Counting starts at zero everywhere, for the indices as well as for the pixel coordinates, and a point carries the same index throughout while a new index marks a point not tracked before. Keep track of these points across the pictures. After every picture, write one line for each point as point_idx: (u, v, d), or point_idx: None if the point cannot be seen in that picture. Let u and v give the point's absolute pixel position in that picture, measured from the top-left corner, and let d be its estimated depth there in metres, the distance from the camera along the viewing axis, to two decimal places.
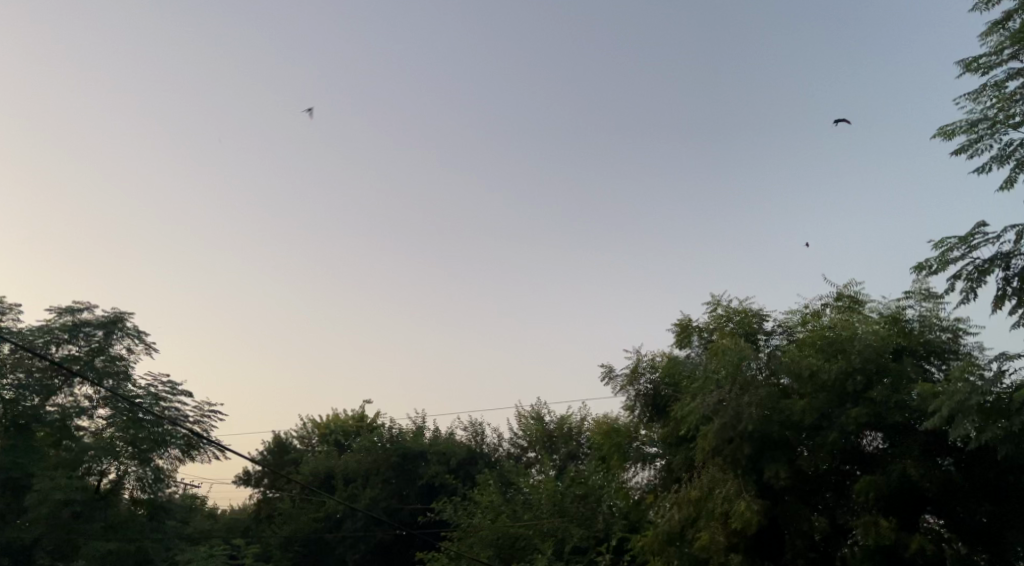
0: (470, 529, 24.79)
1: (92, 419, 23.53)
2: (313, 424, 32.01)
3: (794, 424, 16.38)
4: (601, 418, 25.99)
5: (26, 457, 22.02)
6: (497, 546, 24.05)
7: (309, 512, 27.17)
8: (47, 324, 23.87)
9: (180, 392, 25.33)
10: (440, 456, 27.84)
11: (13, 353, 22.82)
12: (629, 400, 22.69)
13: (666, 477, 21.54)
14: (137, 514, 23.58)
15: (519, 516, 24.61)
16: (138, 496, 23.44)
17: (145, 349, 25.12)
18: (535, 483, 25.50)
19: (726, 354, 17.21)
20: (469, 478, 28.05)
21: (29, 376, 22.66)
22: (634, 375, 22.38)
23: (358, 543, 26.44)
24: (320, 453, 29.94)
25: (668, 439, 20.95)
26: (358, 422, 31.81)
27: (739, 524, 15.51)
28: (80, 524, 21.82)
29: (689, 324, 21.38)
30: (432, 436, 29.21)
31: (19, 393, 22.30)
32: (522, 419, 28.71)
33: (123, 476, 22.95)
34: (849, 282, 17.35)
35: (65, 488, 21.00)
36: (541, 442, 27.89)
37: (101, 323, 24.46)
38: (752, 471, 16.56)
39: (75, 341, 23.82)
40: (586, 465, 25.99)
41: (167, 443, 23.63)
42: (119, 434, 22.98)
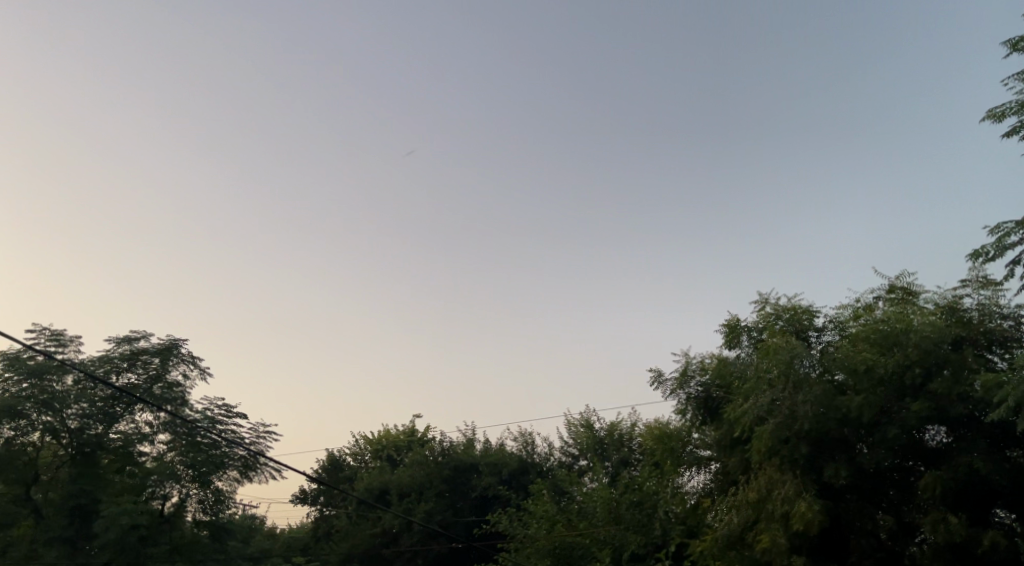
0: (527, 539, 24.76)
1: (153, 444, 24.23)
2: (365, 440, 32.29)
3: (851, 421, 16.11)
4: (653, 423, 25.78)
5: (93, 484, 22.66)
6: (553, 555, 24.02)
7: (366, 528, 27.47)
8: (106, 353, 24.60)
9: (235, 414, 25.90)
10: (492, 467, 27.94)
11: (76, 383, 23.62)
12: (681, 404, 22.46)
13: (722, 481, 21.28)
14: (200, 536, 24.07)
15: (575, 524, 24.50)
16: (200, 517, 23.95)
17: (201, 374, 25.74)
18: (588, 490, 25.39)
19: (777, 353, 16.86)
20: (522, 488, 28.05)
21: (92, 405, 23.46)
22: (683, 379, 22.25)
23: (417, 557, 26.55)
24: (373, 468, 30.27)
25: (721, 442, 20.71)
26: (409, 437, 32.10)
27: (801, 525, 15.23)
28: (147, 548, 22.28)
29: (737, 323, 21.12)
30: (483, 447, 29.27)
31: (83, 422, 23.16)
32: (572, 427, 28.63)
33: (185, 499, 23.60)
34: (902, 274, 16.97)
35: (132, 512, 21.57)
36: (592, 448, 27.75)
37: (157, 350, 25.14)
38: (811, 471, 16.31)
39: (134, 369, 24.54)
40: (639, 471, 25.77)
41: (226, 465, 24.19)
42: (180, 458, 23.63)
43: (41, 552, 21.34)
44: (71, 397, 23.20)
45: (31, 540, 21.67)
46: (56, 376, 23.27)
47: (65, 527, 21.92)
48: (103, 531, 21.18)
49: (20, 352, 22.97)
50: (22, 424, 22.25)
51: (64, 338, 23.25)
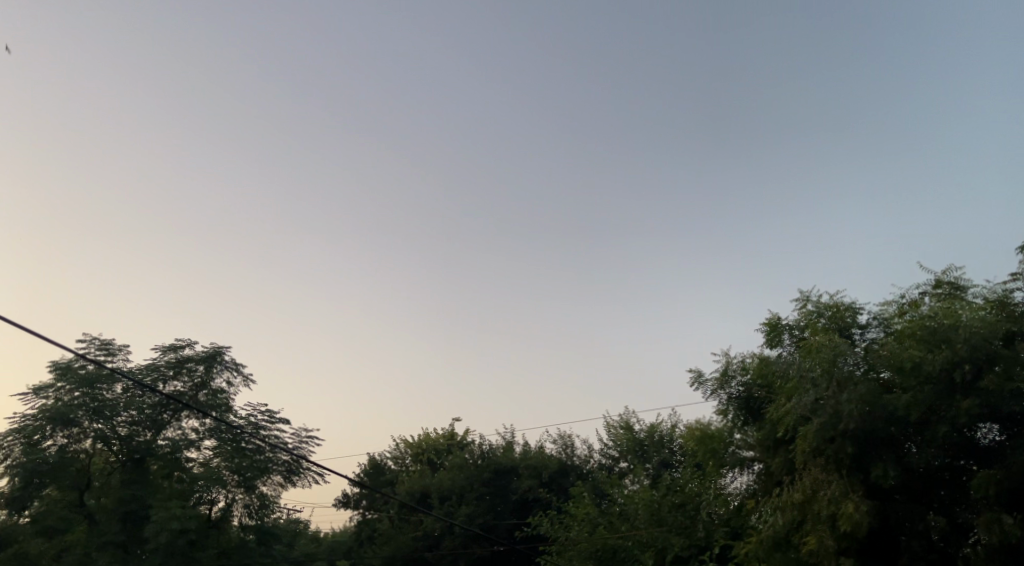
0: (568, 542, 24.71)
1: (200, 450, 24.74)
2: (406, 444, 32.47)
3: (899, 419, 15.76)
4: (694, 424, 25.56)
5: (143, 489, 23.28)
6: (596, 558, 23.95)
7: (408, 532, 27.66)
8: (153, 361, 25.20)
9: (278, 419, 26.32)
10: (532, 470, 27.92)
11: (125, 391, 24.26)
12: (721, 404, 22.38)
13: (766, 482, 21.02)
14: (246, 540, 24.50)
15: (616, 527, 24.37)
16: (246, 522, 24.42)
17: (244, 381, 26.19)
18: (629, 493, 25.26)
19: (820, 352, 16.60)
20: (563, 491, 27.98)
21: (141, 413, 24.13)
22: (724, 379, 22.07)
23: (458, 559, 26.65)
24: (414, 472, 30.50)
25: (764, 442, 20.45)
26: (449, 440, 32.26)
27: (849, 526, 14.95)
28: (196, 551, 22.73)
29: (778, 321, 20.85)
30: (522, 450, 29.23)
31: (133, 429, 23.83)
32: (611, 429, 28.48)
33: (231, 504, 24.04)
34: (948, 268, 16.58)
35: (180, 517, 22.08)
36: (633, 450, 27.56)
37: (202, 357, 25.64)
38: (857, 471, 16.02)
39: (180, 376, 25.08)
40: (680, 472, 25.56)
41: (270, 470, 24.57)
42: (226, 463, 24.07)
43: (94, 556, 21.91)
44: (120, 405, 23.85)
45: (84, 544, 22.28)
46: (106, 385, 23.93)
47: (116, 532, 22.49)
48: (153, 536, 21.68)
49: (71, 362, 23.67)
50: (74, 432, 22.97)
51: (112, 347, 23.86)
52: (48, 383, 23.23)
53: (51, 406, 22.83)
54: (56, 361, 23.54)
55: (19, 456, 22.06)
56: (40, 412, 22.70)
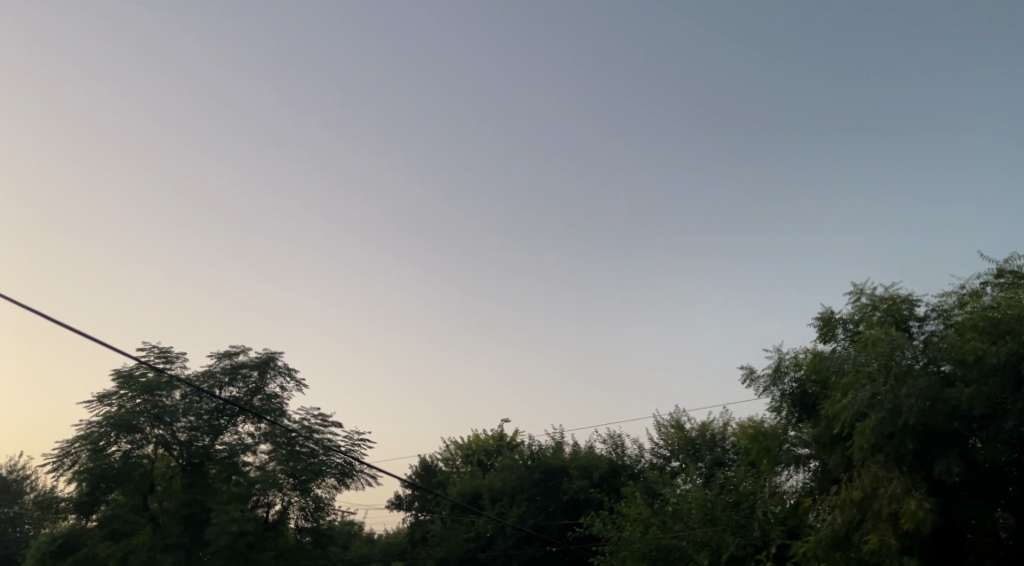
0: (621, 543, 24.51)
1: (256, 454, 25.29)
2: (456, 445, 32.69)
3: (962, 413, 15.30)
4: (746, 421, 25.18)
5: (203, 493, 23.95)
6: (649, 558, 23.71)
7: (460, 533, 27.81)
8: (209, 368, 25.85)
9: (331, 423, 26.74)
10: (583, 470, 27.77)
11: (184, 398, 24.94)
12: (775, 401, 22.06)
13: (823, 479, 20.66)
14: (303, 542, 24.92)
15: (669, 526, 24.10)
16: (302, 524, 24.86)
17: (297, 386, 26.70)
18: (682, 492, 24.99)
19: (877, 345, 16.17)
20: (614, 491, 27.79)
21: (198, 418, 24.80)
22: (777, 375, 21.70)
23: (511, 560, 26.71)
24: (465, 473, 30.65)
25: (820, 439, 20.05)
26: (498, 441, 32.34)
27: (912, 525, 14.56)
28: (255, 553, 23.21)
29: (832, 315, 20.41)
30: (572, 450, 29.08)
31: (192, 434, 24.55)
32: (662, 428, 28.20)
33: (288, 506, 24.50)
34: (1012, 257, 16.03)
35: (239, 520, 22.59)
36: (685, 449, 27.24)
37: (256, 363, 26.20)
38: (920, 468, 15.61)
39: (235, 382, 25.66)
40: (734, 471, 25.19)
41: (324, 473, 24.99)
42: (281, 467, 24.53)
43: (160, 557, 22.41)
44: (179, 410, 24.54)
45: (149, 547, 22.77)
46: (165, 392, 24.64)
47: (179, 535, 23.11)
48: (214, 538, 22.23)
49: (132, 370, 24.44)
50: (137, 437, 23.66)
51: (170, 354, 24.55)
52: (111, 391, 24.00)
53: (115, 413, 23.59)
54: (118, 370, 24.32)
55: (86, 462, 22.82)
56: (104, 418, 23.46)
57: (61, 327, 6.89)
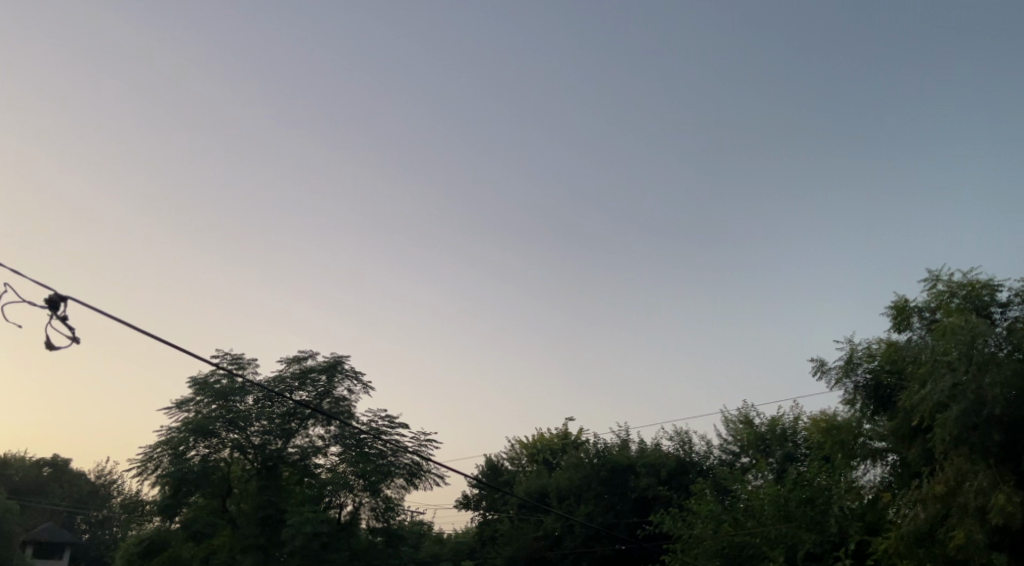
0: (693, 540, 24.06)
1: (327, 456, 25.81)
2: (520, 444, 32.80)
3: None
4: (818, 415, 24.63)
5: (278, 495, 24.56)
6: (722, 556, 23.25)
7: (529, 532, 27.91)
8: (280, 373, 26.52)
9: (398, 425, 27.13)
10: (650, 468, 27.49)
11: (257, 403, 25.65)
12: (848, 394, 21.38)
13: (902, 473, 20.03)
14: (375, 542, 25.31)
15: (742, 523, 23.67)
16: (374, 524, 25.24)
17: (364, 389, 27.16)
18: (754, 488, 24.53)
19: (956, 334, 15.59)
20: (683, 488, 27.46)
21: (271, 422, 25.46)
22: (849, 366, 21.13)
23: (581, 558, 26.65)
24: (531, 472, 30.71)
25: (898, 432, 19.42)
26: (563, 439, 32.28)
27: (1001, 519, 13.99)
28: (329, 553, 23.67)
29: (906, 304, 19.74)
30: (639, 448, 28.73)
31: (265, 438, 25.22)
32: (730, 423, 27.73)
33: (359, 507, 24.92)
34: None
35: (313, 521, 23.07)
36: (755, 445, 26.73)
37: (324, 367, 26.77)
38: (1007, 460, 15.02)
39: (304, 386, 26.23)
40: (807, 466, 24.64)
41: (393, 473, 25.31)
42: (351, 468, 24.96)
43: (240, 558, 23.10)
44: (253, 415, 25.26)
45: (230, 547, 23.51)
46: (239, 397, 25.39)
47: (257, 536, 23.74)
48: (290, 539, 22.80)
49: (208, 377, 25.29)
50: (214, 442, 24.41)
51: (242, 361, 25.29)
52: (188, 397, 24.87)
53: (193, 418, 24.43)
54: (195, 377, 25.20)
55: (168, 466, 23.69)
56: (183, 424, 24.33)
57: (150, 335, 7.12)
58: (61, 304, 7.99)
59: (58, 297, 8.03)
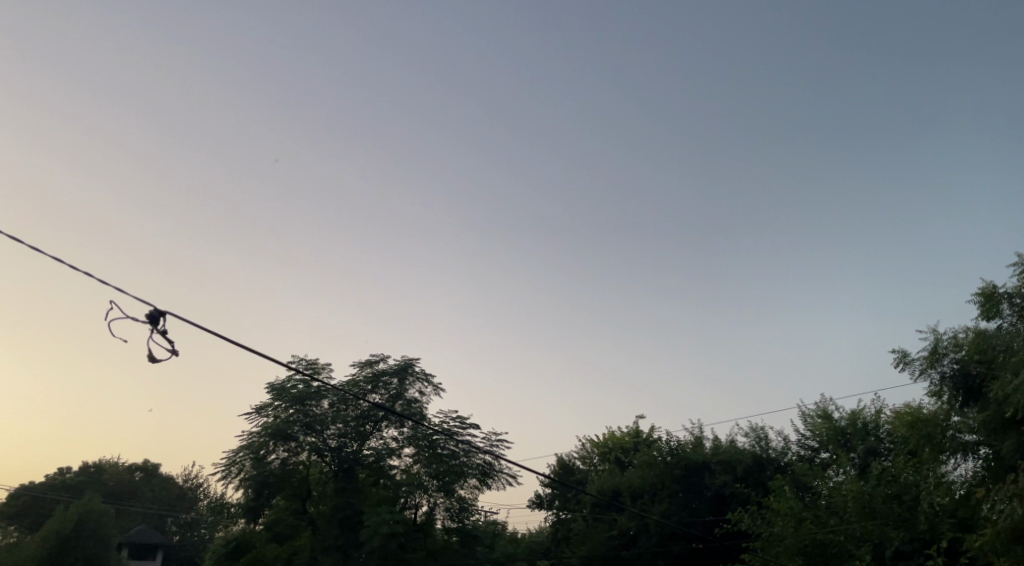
0: (773, 539, 23.33)
1: (400, 458, 26.22)
2: (592, 443, 32.68)
3: None
4: (903, 408, 23.77)
5: (356, 496, 25.07)
6: (805, 554, 22.52)
7: (603, 531, 27.82)
8: (353, 377, 27.05)
9: (469, 425, 27.41)
10: (727, 465, 27.03)
11: (332, 407, 26.24)
12: (934, 385, 20.69)
13: (997, 467, 19.15)
14: (451, 541, 25.54)
15: (825, 521, 22.97)
16: (449, 524, 25.48)
17: (434, 391, 27.50)
18: (836, 485, 23.79)
19: None
20: (761, 485, 26.79)
21: (346, 425, 26.02)
22: (934, 357, 20.41)
23: (657, 558, 26.25)
24: (604, 471, 30.56)
25: (988, 424, 18.63)
26: (635, 438, 32.02)
27: None
28: (407, 553, 23.99)
29: (995, 290, 18.84)
30: (713, 445, 28.16)
31: (342, 440, 25.81)
32: (807, 418, 27.01)
33: (434, 507, 25.20)
34: None
35: (390, 521, 23.43)
36: (835, 440, 25.95)
37: (395, 370, 27.20)
38: None
39: (377, 389, 26.70)
40: (892, 461, 23.79)
41: (466, 473, 25.51)
42: (425, 469, 25.27)
43: (321, 558, 23.64)
44: (329, 419, 25.84)
45: (311, 548, 24.13)
46: (315, 402, 26.02)
47: (337, 537, 24.22)
48: (369, 539, 23.20)
49: (285, 383, 26.00)
50: (293, 445, 25.03)
51: (317, 366, 25.89)
52: (267, 403, 25.61)
53: (272, 423, 25.15)
54: (273, 383, 25.90)
55: (250, 470, 24.41)
56: (263, 429, 25.06)
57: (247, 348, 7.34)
58: (160, 319, 8.34)
59: (158, 311, 8.38)
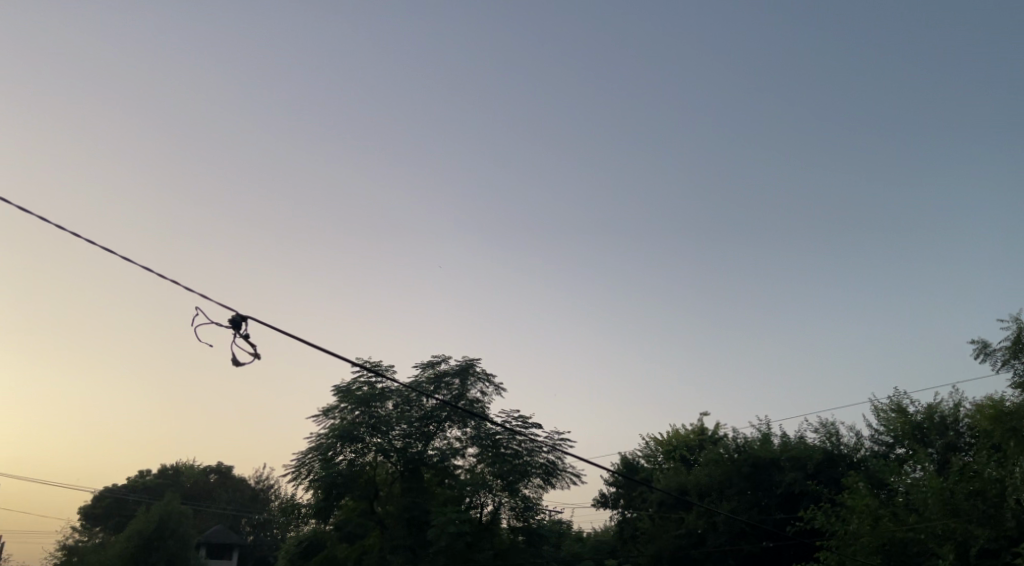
0: (849, 537, 22.57)
1: (464, 458, 26.31)
2: (656, 441, 32.36)
3: None
4: (984, 401, 22.87)
5: (423, 497, 25.26)
6: (884, 553, 21.77)
7: (671, 529, 27.51)
8: (416, 378, 27.28)
9: (532, 424, 27.35)
10: (796, 462, 26.41)
11: (396, 408, 26.52)
12: (1017, 377, 19.91)
13: None
14: (517, 541, 25.41)
15: (904, 519, 22.17)
16: (515, 524, 25.36)
17: (496, 390, 27.55)
18: (914, 481, 22.97)
19: None
20: (834, 482, 26.07)
21: (410, 425, 26.23)
22: (1017, 348, 19.63)
23: (728, 557, 25.81)
24: (669, 469, 30.19)
25: None
26: (700, 435, 31.56)
27: None
28: (474, 552, 24.07)
29: None
30: (782, 442, 27.54)
31: (407, 441, 25.99)
32: (880, 412, 26.20)
33: (499, 507, 25.14)
34: None
35: (456, 521, 23.49)
36: (911, 435, 25.12)
37: (457, 370, 27.34)
38: None
39: (440, 390, 26.85)
40: (974, 456, 22.86)
41: (530, 472, 25.40)
42: (489, 469, 25.30)
43: (390, 558, 23.88)
44: (393, 419, 26.08)
45: (380, 548, 24.40)
46: (380, 403, 26.30)
47: (405, 536, 24.40)
48: (436, 539, 23.30)
49: (350, 385, 26.38)
50: (359, 446, 25.35)
51: (380, 367, 26.14)
52: (333, 405, 26.01)
53: (339, 425, 25.51)
54: (338, 385, 26.30)
55: (319, 471, 24.80)
56: (330, 430, 25.44)
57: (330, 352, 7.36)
58: (243, 324, 8.50)
59: (240, 316, 8.53)
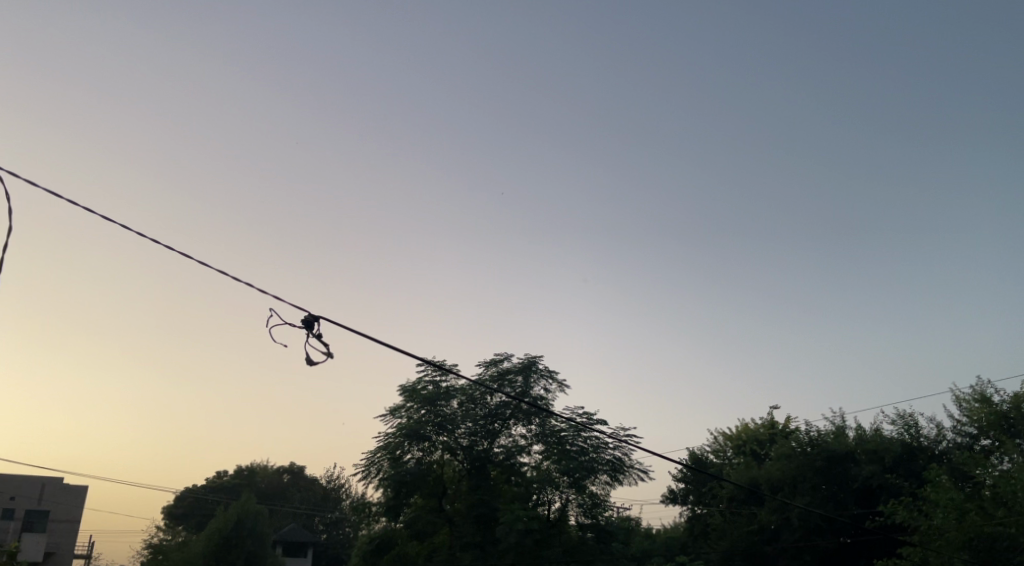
0: (933, 531, 21.67)
1: (531, 455, 26.27)
2: (724, 436, 31.92)
3: None
4: None
5: (490, 495, 25.31)
6: (972, 548, 20.82)
7: (743, 525, 26.95)
8: (479, 376, 27.38)
9: (597, 420, 27.15)
10: (873, 454, 25.55)
11: (461, 406, 26.67)
12: None
13: None
14: (586, 538, 25.15)
15: (992, 513, 21.16)
16: (583, 520, 25.14)
17: (560, 387, 27.44)
18: (1003, 473, 21.91)
19: None
20: (914, 475, 25.12)
21: (476, 423, 26.45)
22: None
23: (803, 553, 25.06)
24: (739, 464, 29.60)
25: None
26: (770, 429, 30.84)
27: None
28: (543, 549, 23.98)
29: None
30: (857, 434, 26.65)
31: (473, 438, 26.23)
32: (962, 403, 25.09)
33: (566, 504, 25.06)
34: None
35: (524, 518, 23.43)
36: (996, 425, 23.97)
37: (520, 368, 27.32)
38: None
39: (503, 388, 26.90)
40: None
41: (597, 469, 25.08)
42: (555, 466, 25.12)
43: (459, 555, 24.02)
44: (459, 418, 26.23)
45: (449, 546, 24.59)
46: (445, 401, 26.46)
47: (474, 534, 24.52)
48: (504, 536, 23.30)
49: (415, 384, 26.64)
50: (426, 445, 25.53)
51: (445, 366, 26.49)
52: (399, 405, 26.32)
53: (405, 424, 25.77)
54: (404, 385, 26.57)
55: (388, 469, 25.13)
56: (397, 430, 25.72)
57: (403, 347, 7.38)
58: (316, 323, 8.68)
59: (314, 315, 8.71)
